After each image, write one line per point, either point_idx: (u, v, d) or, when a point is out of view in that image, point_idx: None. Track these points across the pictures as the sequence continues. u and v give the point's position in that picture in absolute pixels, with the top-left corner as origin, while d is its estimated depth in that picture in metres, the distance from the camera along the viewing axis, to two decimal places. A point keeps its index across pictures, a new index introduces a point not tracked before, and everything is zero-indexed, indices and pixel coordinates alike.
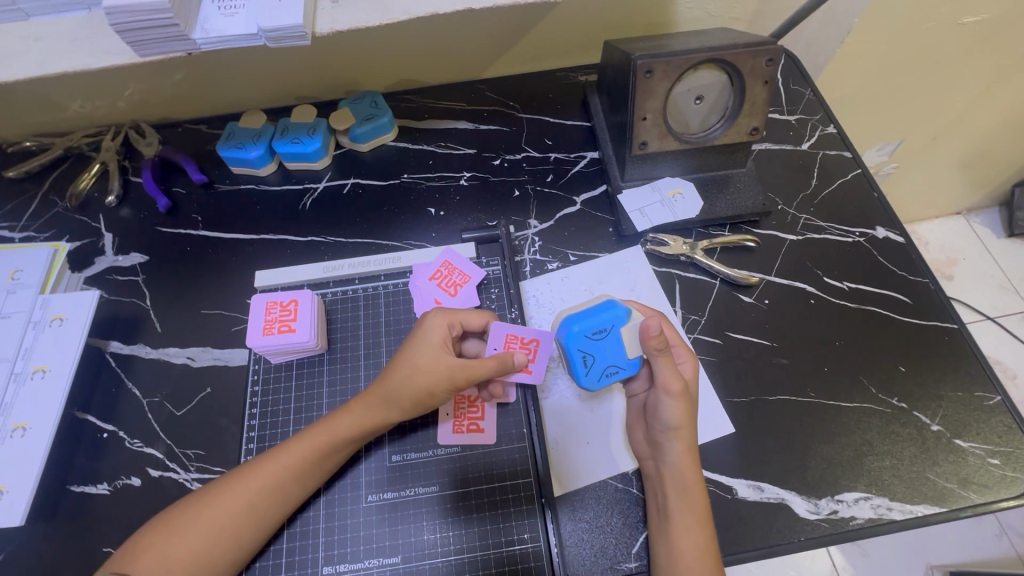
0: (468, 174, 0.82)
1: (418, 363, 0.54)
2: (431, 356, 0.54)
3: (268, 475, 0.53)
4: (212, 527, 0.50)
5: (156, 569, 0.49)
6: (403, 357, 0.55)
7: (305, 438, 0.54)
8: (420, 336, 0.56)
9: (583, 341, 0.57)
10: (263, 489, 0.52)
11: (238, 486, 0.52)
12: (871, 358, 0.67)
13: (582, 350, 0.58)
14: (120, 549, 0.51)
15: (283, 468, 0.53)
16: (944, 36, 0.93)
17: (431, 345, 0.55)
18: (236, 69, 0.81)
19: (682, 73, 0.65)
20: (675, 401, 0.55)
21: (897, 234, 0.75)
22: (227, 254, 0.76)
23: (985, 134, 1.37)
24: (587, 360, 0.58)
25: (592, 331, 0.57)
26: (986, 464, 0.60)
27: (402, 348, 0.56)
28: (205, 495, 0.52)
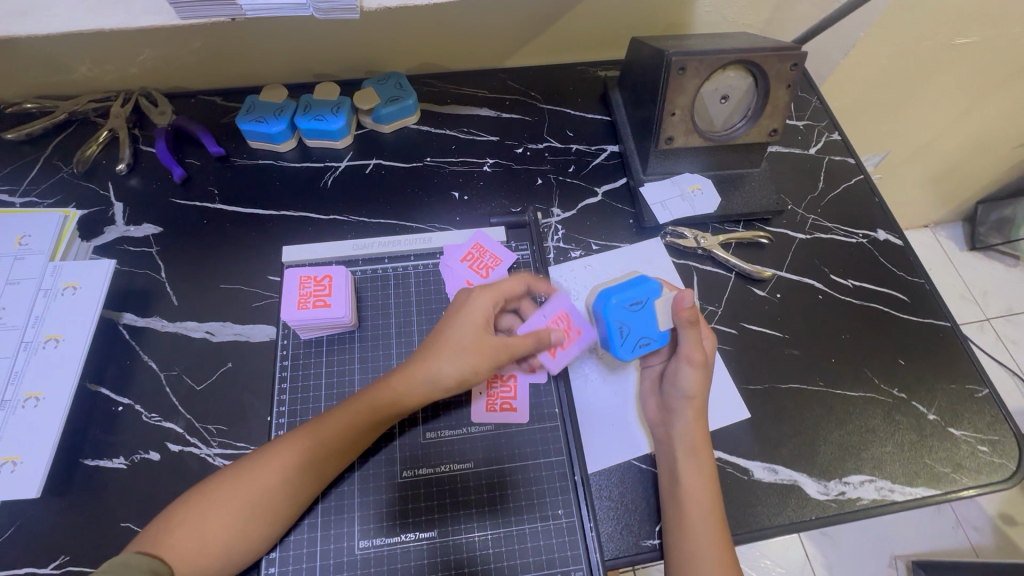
0: (492, 160, 0.82)
1: (461, 343, 0.55)
2: (474, 335, 0.55)
3: (303, 448, 0.52)
4: (248, 501, 0.50)
5: (191, 543, 0.48)
6: (444, 335, 0.56)
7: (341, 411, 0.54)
8: (462, 312, 0.57)
9: (621, 312, 0.59)
10: (299, 463, 0.52)
11: (273, 458, 0.52)
12: (874, 351, 0.71)
13: (620, 322, 0.59)
14: (151, 526, 0.50)
15: (319, 440, 0.53)
16: (936, 54, 0.99)
17: (473, 323, 0.56)
18: (258, 41, 0.80)
19: (712, 73, 0.68)
20: (694, 371, 0.58)
21: (896, 237, 0.80)
22: (246, 229, 0.74)
23: (959, 151, 1.47)
24: (624, 332, 0.60)
25: (630, 303, 0.59)
26: (976, 451, 0.65)
27: (443, 324, 0.57)
28: (238, 469, 0.52)
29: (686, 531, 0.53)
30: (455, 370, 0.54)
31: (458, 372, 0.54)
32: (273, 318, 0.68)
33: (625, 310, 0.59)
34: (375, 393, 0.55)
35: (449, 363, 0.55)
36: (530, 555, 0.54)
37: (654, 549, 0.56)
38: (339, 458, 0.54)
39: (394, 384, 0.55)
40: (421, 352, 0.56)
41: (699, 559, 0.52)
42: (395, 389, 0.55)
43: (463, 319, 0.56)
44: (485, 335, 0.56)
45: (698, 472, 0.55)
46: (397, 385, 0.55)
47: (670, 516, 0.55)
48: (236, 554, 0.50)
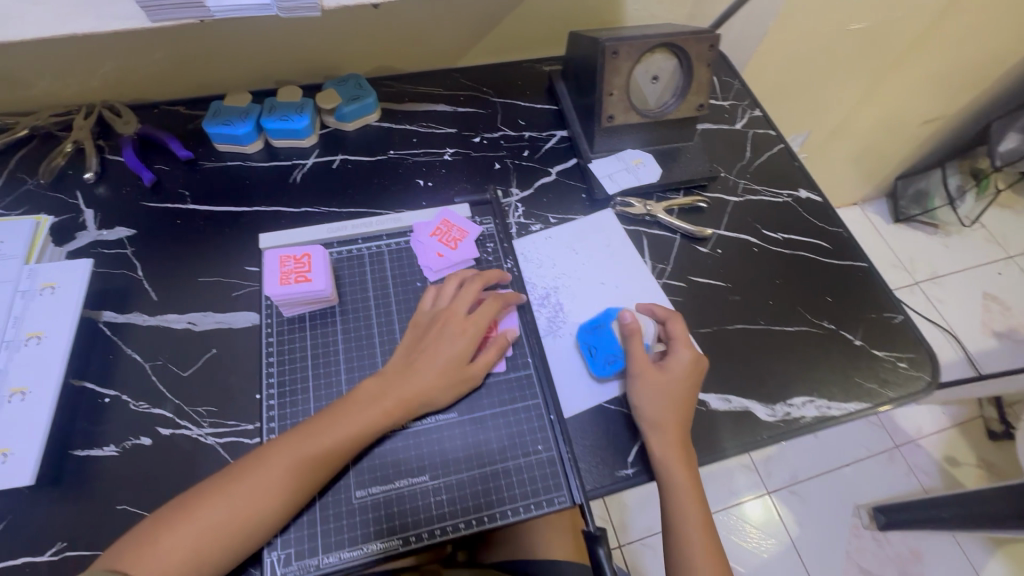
0: (452, 150, 0.88)
1: (453, 356, 0.61)
2: (456, 355, 0.61)
3: (286, 461, 0.54)
4: (237, 501, 0.52)
5: (198, 535, 0.51)
6: (436, 348, 0.62)
7: (327, 428, 0.56)
8: (447, 330, 0.62)
9: (587, 334, 0.70)
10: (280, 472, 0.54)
11: (258, 467, 0.54)
12: (805, 292, 0.80)
13: (589, 342, 0.69)
14: (158, 519, 0.53)
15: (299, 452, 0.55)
16: (837, 39, 1.13)
17: (458, 343, 0.62)
18: (221, 51, 0.84)
19: (641, 55, 0.77)
20: (647, 392, 0.64)
21: (816, 195, 0.90)
22: (220, 226, 0.77)
23: (871, 130, 1.64)
24: (592, 351, 0.68)
25: (594, 325, 0.70)
26: (897, 367, 0.75)
27: (430, 340, 0.62)
28: (227, 478, 0.54)
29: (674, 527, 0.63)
30: (432, 389, 0.59)
31: (436, 391, 0.60)
32: (254, 304, 0.71)
33: (591, 329, 0.70)
34: (362, 409, 0.57)
35: (443, 373, 0.60)
36: (517, 488, 0.58)
37: (628, 478, 0.63)
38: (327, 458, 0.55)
39: (385, 399, 0.58)
40: (405, 367, 0.61)
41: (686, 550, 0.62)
42: (387, 405, 0.58)
43: (449, 338, 0.62)
44: (466, 355, 0.62)
45: (679, 483, 0.61)
46: (388, 402, 0.58)
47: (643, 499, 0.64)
48: (243, 539, 0.52)
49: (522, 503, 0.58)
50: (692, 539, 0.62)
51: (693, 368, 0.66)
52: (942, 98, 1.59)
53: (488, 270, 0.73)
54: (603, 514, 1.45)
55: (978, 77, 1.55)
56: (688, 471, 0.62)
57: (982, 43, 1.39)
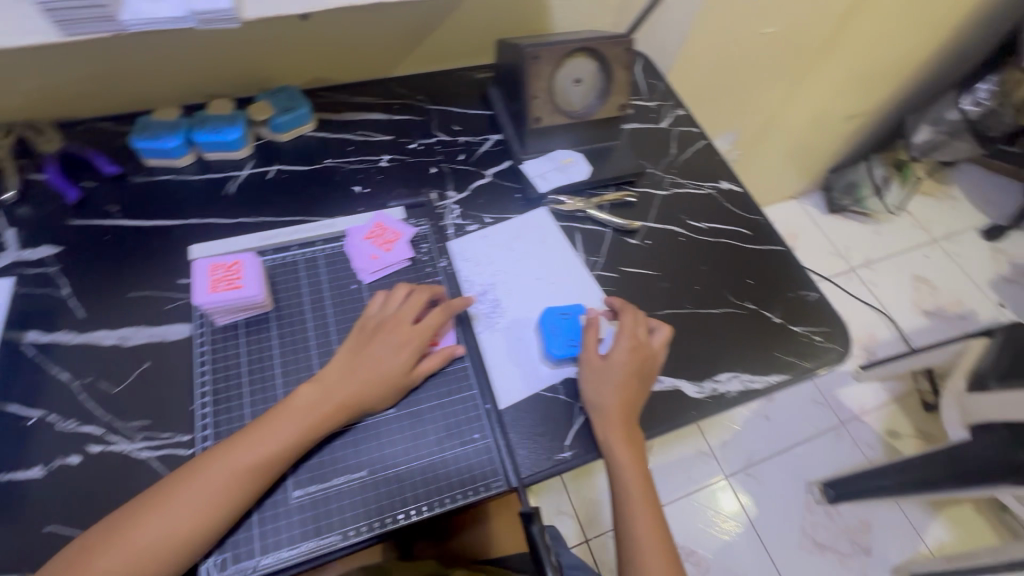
0: (388, 156, 0.90)
1: (395, 364, 0.63)
2: (398, 362, 0.63)
3: (220, 471, 0.54)
4: (168, 515, 0.52)
5: (131, 551, 0.51)
6: (379, 355, 0.63)
7: (264, 435, 0.56)
8: (392, 338, 0.64)
9: (552, 318, 0.73)
10: (213, 483, 0.54)
11: (190, 481, 0.54)
12: (729, 276, 0.85)
13: (551, 325, 0.73)
14: (86, 541, 0.52)
15: (234, 461, 0.55)
16: (753, 42, 1.21)
17: (404, 352, 0.63)
18: (148, 66, 0.84)
19: (561, 59, 0.81)
20: (592, 379, 0.68)
21: (737, 186, 0.96)
22: (151, 240, 0.77)
23: (797, 127, 1.75)
24: (553, 333, 0.72)
25: (559, 313, 0.74)
26: (813, 341, 0.80)
27: (374, 345, 0.63)
28: (157, 494, 0.54)
29: (624, 513, 0.66)
30: (371, 394, 0.61)
31: (375, 398, 0.61)
32: (187, 316, 0.71)
33: (559, 318, 0.73)
34: (300, 415, 0.58)
35: (384, 379, 0.62)
36: (454, 477, 0.60)
37: (565, 461, 0.65)
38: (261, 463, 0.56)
39: (324, 405, 0.59)
40: (346, 372, 0.61)
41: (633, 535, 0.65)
42: (325, 410, 0.59)
43: (393, 345, 0.63)
44: (408, 363, 0.63)
45: (624, 467, 0.64)
46: (326, 406, 0.59)
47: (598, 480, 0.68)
48: (178, 554, 0.52)
49: (461, 492, 0.59)
50: (638, 523, 0.65)
51: (635, 357, 0.69)
52: (858, 95, 1.71)
53: (423, 270, 0.75)
54: (568, 510, 1.47)
55: (887, 74, 1.68)
56: (631, 456, 0.64)
57: (886, 43, 1.52)
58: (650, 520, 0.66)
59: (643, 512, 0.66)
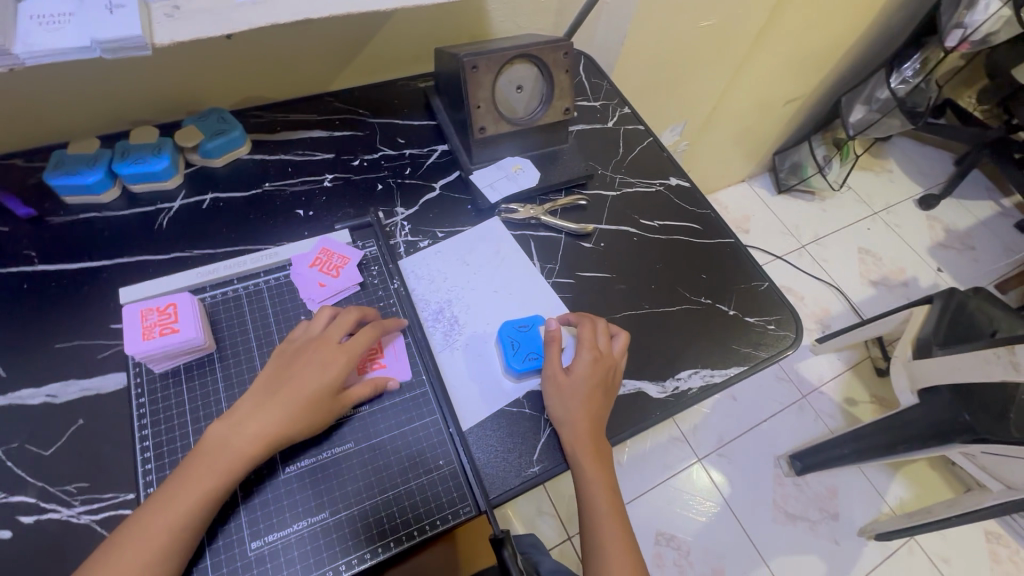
0: (331, 176, 0.87)
1: (317, 384, 0.59)
2: (323, 381, 0.59)
3: (163, 528, 0.51)
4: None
5: None
6: (301, 377, 0.59)
7: (197, 479, 0.53)
8: (315, 359, 0.60)
9: (512, 330, 0.73)
10: (154, 538, 0.50)
11: (129, 539, 0.50)
12: (683, 272, 0.86)
13: (512, 338, 0.72)
14: None
15: (176, 513, 0.52)
16: (691, 36, 1.23)
17: (329, 373, 0.60)
18: (55, 96, 0.77)
19: (501, 67, 0.80)
20: (556, 394, 0.68)
21: (685, 181, 0.97)
22: (76, 285, 0.71)
23: (741, 114, 1.79)
24: (514, 345, 0.71)
25: (519, 325, 0.73)
26: (767, 330, 0.82)
27: (296, 368, 0.60)
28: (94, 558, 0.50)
29: (592, 522, 0.67)
30: (295, 421, 0.57)
31: (298, 424, 0.57)
32: (124, 364, 0.66)
33: (517, 331, 0.72)
34: (228, 456, 0.54)
35: (305, 400, 0.58)
36: (420, 504, 0.59)
37: (534, 477, 0.65)
38: (209, 512, 0.53)
39: (243, 436, 0.55)
40: (266, 402, 0.57)
41: (601, 545, 0.65)
42: (250, 443, 0.55)
43: (317, 366, 0.60)
44: (335, 383, 0.60)
45: (591, 479, 0.65)
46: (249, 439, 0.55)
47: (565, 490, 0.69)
48: None
49: (427, 520, 0.58)
50: (605, 533, 0.66)
51: (597, 369, 0.68)
52: (795, 79, 1.77)
53: (375, 294, 0.73)
54: (550, 510, 1.47)
55: (821, 59, 1.74)
56: (597, 467, 0.65)
57: (818, 29, 1.57)
58: (617, 529, 0.66)
59: (611, 521, 0.66)
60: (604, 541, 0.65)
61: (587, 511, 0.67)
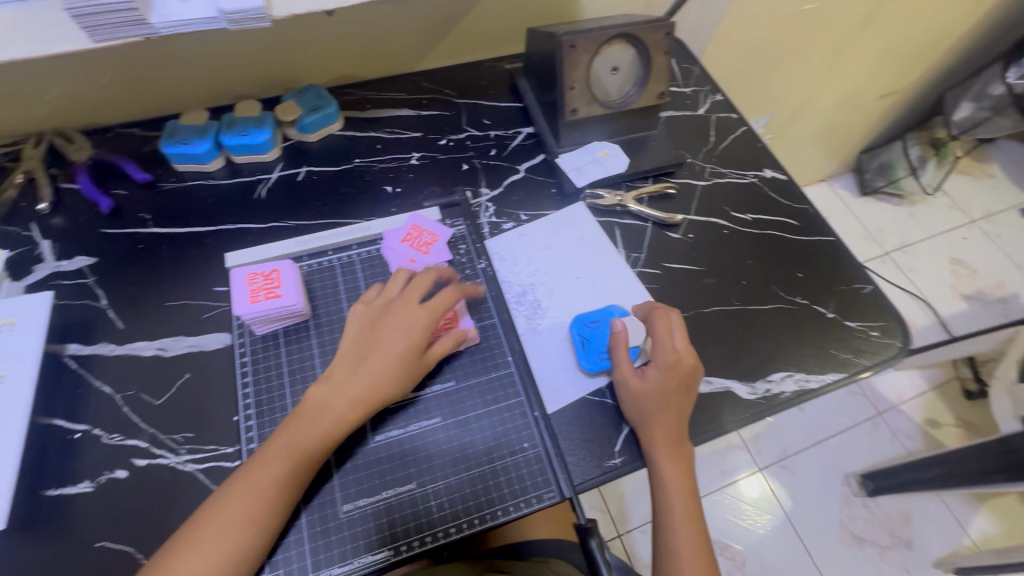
0: (418, 154, 0.88)
1: (405, 344, 0.59)
2: (410, 342, 0.60)
3: (268, 479, 0.53)
4: (222, 540, 0.51)
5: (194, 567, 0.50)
6: (387, 339, 0.60)
7: (299, 440, 0.55)
8: (397, 319, 0.61)
9: (583, 327, 0.70)
10: (264, 496, 0.53)
11: (240, 491, 0.53)
12: (777, 270, 0.81)
13: (582, 337, 0.70)
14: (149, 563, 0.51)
15: (280, 465, 0.54)
16: (790, 20, 1.15)
17: (414, 333, 0.60)
18: (174, 68, 0.82)
19: (598, 48, 0.78)
20: (631, 400, 0.64)
21: (781, 174, 0.91)
22: (184, 247, 0.76)
23: (832, 107, 1.67)
24: (584, 345, 0.69)
25: (589, 322, 0.71)
26: (870, 336, 0.76)
27: (380, 329, 0.60)
28: (207, 514, 0.52)
29: (664, 522, 0.64)
30: (389, 380, 0.58)
31: (391, 387, 0.58)
32: (225, 325, 0.70)
33: (586, 327, 0.70)
34: (327, 414, 0.56)
35: (395, 359, 0.59)
36: (506, 486, 0.59)
37: (616, 469, 0.63)
38: (311, 462, 0.55)
39: (345, 399, 0.57)
40: (358, 365, 0.59)
41: (674, 546, 0.62)
42: (349, 401, 0.57)
43: (400, 327, 0.60)
44: (421, 343, 0.60)
45: (669, 475, 0.63)
46: (348, 397, 0.57)
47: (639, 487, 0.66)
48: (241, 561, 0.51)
49: (512, 502, 0.58)
50: (679, 533, 0.63)
51: (676, 371, 0.64)
52: (896, 71, 1.63)
53: (462, 272, 0.73)
54: (600, 505, 1.45)
55: (929, 48, 1.59)
56: (675, 463, 0.63)
57: (931, 15, 1.43)
58: (692, 531, 0.63)
59: (685, 524, 0.63)
60: (677, 542, 0.63)
61: (660, 510, 0.64)
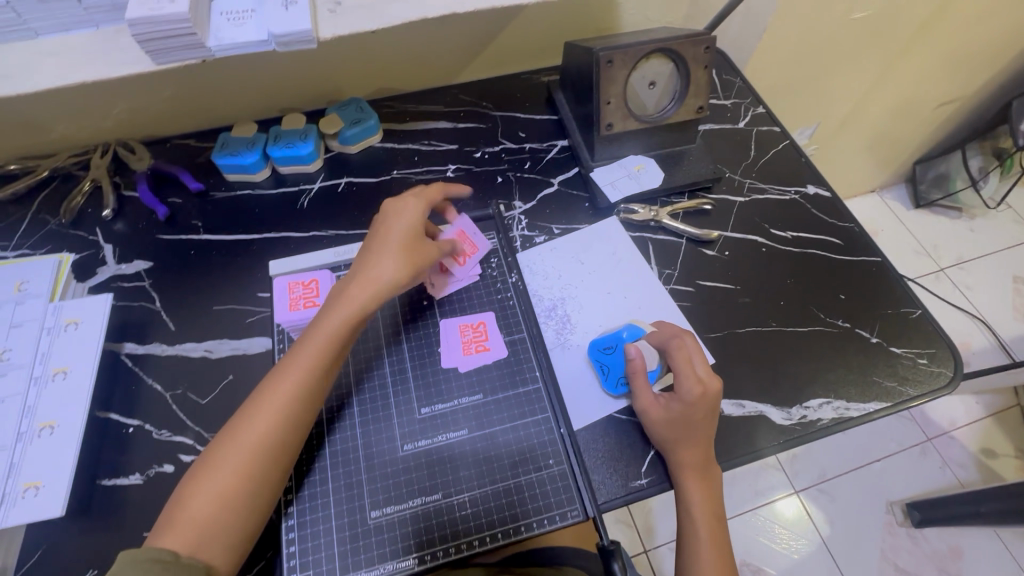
0: (453, 166, 0.89)
1: (402, 228, 0.65)
2: (407, 226, 0.65)
3: (298, 364, 0.58)
4: (251, 450, 0.54)
5: (237, 453, 0.54)
6: (385, 230, 0.65)
7: (314, 334, 0.59)
8: (394, 210, 0.66)
9: (600, 352, 0.69)
10: (294, 382, 0.57)
11: (275, 382, 0.58)
12: (818, 290, 0.79)
13: (602, 362, 0.69)
14: (193, 465, 0.55)
15: (306, 353, 0.58)
16: (840, 29, 1.10)
17: (412, 222, 0.65)
18: (227, 82, 0.87)
19: (637, 62, 0.77)
20: (654, 425, 0.63)
21: (824, 190, 0.88)
22: (231, 254, 0.80)
23: (885, 116, 1.60)
24: (606, 370, 0.68)
25: (605, 346, 0.70)
26: (917, 364, 0.73)
27: (377, 227, 0.66)
28: (233, 428, 0.55)
29: (687, 543, 0.63)
30: (395, 257, 0.62)
31: (398, 268, 0.62)
32: (267, 330, 0.73)
33: (603, 353, 0.69)
34: (341, 300, 0.60)
35: (394, 242, 0.63)
36: (529, 501, 0.59)
37: (642, 490, 0.62)
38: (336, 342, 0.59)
39: (355, 286, 0.61)
40: (363, 260, 0.63)
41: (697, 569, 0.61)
42: (360, 283, 0.61)
43: (396, 217, 0.66)
44: (417, 226, 0.65)
45: (693, 495, 0.61)
46: (359, 281, 0.61)
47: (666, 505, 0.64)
48: (281, 440, 0.55)
49: (536, 518, 0.58)
50: (703, 554, 0.61)
51: (703, 402, 0.62)
52: (957, 79, 1.54)
53: (493, 285, 0.74)
54: (625, 519, 1.43)
55: (995, 55, 1.50)
56: (701, 484, 0.61)
57: (996, 20, 1.35)
58: (716, 552, 0.62)
59: (708, 546, 0.62)
60: (701, 565, 0.61)
61: (685, 530, 0.63)
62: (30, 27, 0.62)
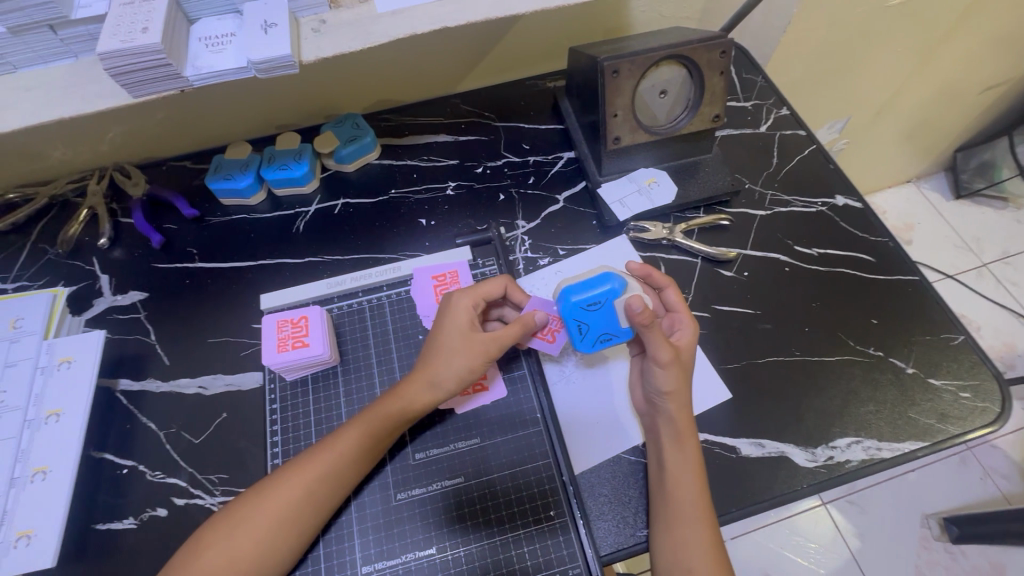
0: (454, 183, 0.85)
1: (450, 338, 0.60)
2: (459, 329, 0.60)
3: (343, 447, 0.57)
4: (275, 520, 0.53)
5: (265, 521, 0.53)
6: (437, 340, 0.61)
7: (363, 421, 0.58)
8: (446, 312, 0.62)
9: (580, 311, 0.60)
10: (337, 465, 0.56)
11: (315, 458, 0.56)
12: (847, 315, 0.72)
13: (580, 321, 0.61)
14: (219, 513, 0.55)
15: (352, 439, 0.57)
16: (874, 17, 1.01)
17: (458, 324, 0.60)
18: (221, 103, 0.84)
19: (646, 71, 0.71)
20: (664, 371, 0.58)
21: (854, 201, 0.81)
22: (226, 283, 0.78)
23: (924, 103, 1.48)
24: (584, 329, 0.61)
25: (589, 303, 0.60)
26: (959, 398, 0.66)
27: (433, 330, 0.63)
28: (261, 489, 0.55)
29: None
30: (450, 364, 0.59)
31: (452, 377, 0.59)
32: (261, 364, 0.71)
33: (583, 310, 0.60)
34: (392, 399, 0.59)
35: (446, 353, 0.59)
36: (528, 558, 0.57)
37: None
38: (386, 437, 0.58)
39: (410, 387, 0.59)
40: (422, 360, 0.61)
41: None
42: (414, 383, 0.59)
43: (448, 322, 0.61)
44: (467, 333, 0.60)
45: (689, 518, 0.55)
46: (415, 378, 0.60)
47: (662, 544, 0.55)
48: (308, 517, 0.55)
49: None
50: None
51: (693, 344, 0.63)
52: (1008, 60, 1.40)
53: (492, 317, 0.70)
54: None
55: None
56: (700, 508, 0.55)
57: None
58: None
59: None
60: None
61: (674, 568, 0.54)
62: (7, 61, 0.59)
